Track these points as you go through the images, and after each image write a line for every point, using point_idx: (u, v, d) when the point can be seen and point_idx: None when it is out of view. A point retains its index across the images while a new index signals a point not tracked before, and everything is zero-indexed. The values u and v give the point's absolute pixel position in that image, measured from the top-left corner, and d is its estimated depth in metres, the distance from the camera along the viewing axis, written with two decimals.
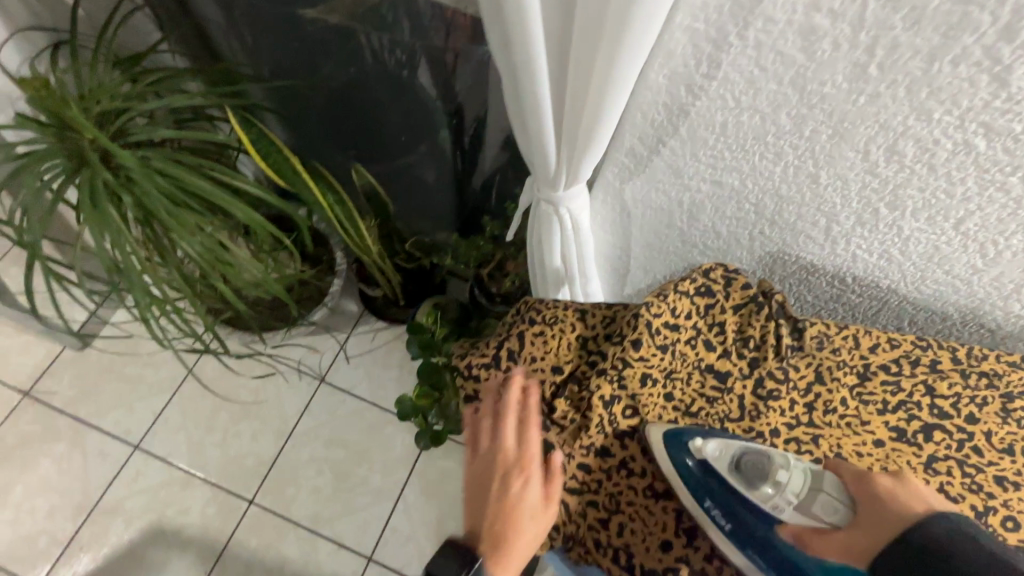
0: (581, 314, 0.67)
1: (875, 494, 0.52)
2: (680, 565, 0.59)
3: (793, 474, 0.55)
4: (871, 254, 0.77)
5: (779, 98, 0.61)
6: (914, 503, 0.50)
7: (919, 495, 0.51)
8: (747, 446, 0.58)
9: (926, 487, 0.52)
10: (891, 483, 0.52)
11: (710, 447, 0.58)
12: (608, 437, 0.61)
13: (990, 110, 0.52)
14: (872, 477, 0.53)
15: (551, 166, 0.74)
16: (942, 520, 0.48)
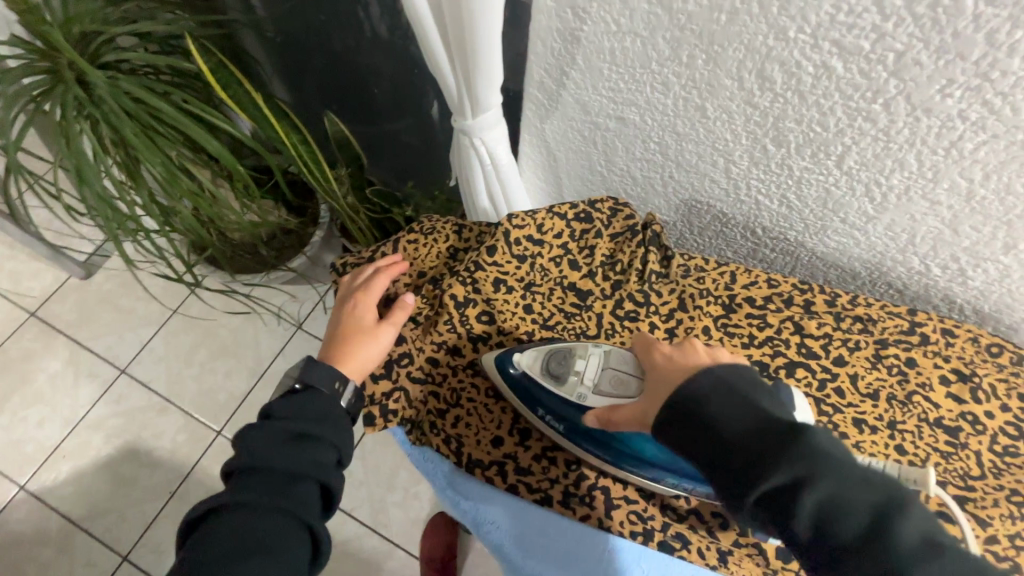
0: (457, 227, 0.70)
1: (656, 363, 0.55)
2: (509, 460, 0.64)
3: (588, 361, 0.60)
4: (772, 200, 0.77)
5: (652, 19, 0.62)
6: (681, 363, 0.53)
7: (687, 355, 0.54)
8: (555, 345, 0.63)
9: (702, 348, 0.55)
10: (669, 353, 0.55)
11: (525, 352, 0.62)
12: (458, 334, 0.65)
13: (837, 25, 0.52)
14: (655, 346, 0.56)
15: (453, 88, 0.77)
16: (705, 376, 0.51)
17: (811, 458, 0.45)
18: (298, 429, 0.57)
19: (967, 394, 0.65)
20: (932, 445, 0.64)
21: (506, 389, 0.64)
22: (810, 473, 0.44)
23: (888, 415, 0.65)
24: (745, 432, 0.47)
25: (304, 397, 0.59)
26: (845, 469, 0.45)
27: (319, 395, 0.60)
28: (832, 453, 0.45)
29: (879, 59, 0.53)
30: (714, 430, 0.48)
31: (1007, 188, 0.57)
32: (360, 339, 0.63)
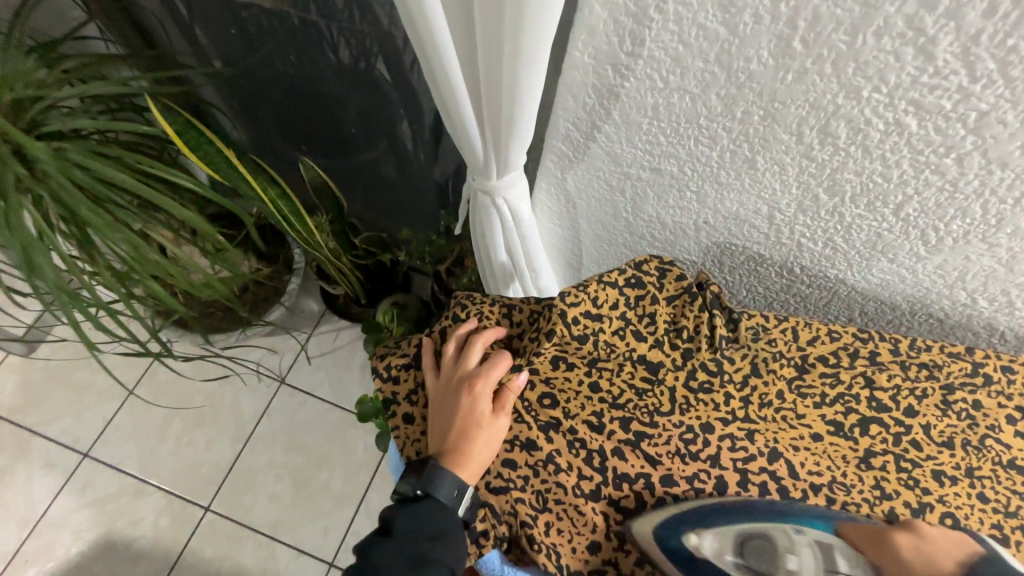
0: (507, 310, 0.65)
1: (906, 563, 0.48)
2: (608, 565, 0.61)
3: (803, 557, 0.50)
4: (816, 242, 0.74)
5: (707, 78, 0.57)
6: (945, 562, 0.47)
7: (943, 550, 0.48)
8: (743, 529, 0.54)
9: (939, 534, 0.49)
10: (913, 543, 0.49)
11: (707, 539, 0.54)
12: (530, 426, 0.60)
13: (919, 87, 0.49)
14: (889, 538, 0.50)
15: (478, 151, 0.71)
16: None
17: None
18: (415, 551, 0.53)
19: None
20: (1010, 488, 0.63)
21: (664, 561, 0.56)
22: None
23: (966, 463, 0.64)
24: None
25: (425, 507, 0.55)
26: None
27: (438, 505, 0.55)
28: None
29: (959, 118, 0.50)
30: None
31: None
32: (476, 429, 0.57)
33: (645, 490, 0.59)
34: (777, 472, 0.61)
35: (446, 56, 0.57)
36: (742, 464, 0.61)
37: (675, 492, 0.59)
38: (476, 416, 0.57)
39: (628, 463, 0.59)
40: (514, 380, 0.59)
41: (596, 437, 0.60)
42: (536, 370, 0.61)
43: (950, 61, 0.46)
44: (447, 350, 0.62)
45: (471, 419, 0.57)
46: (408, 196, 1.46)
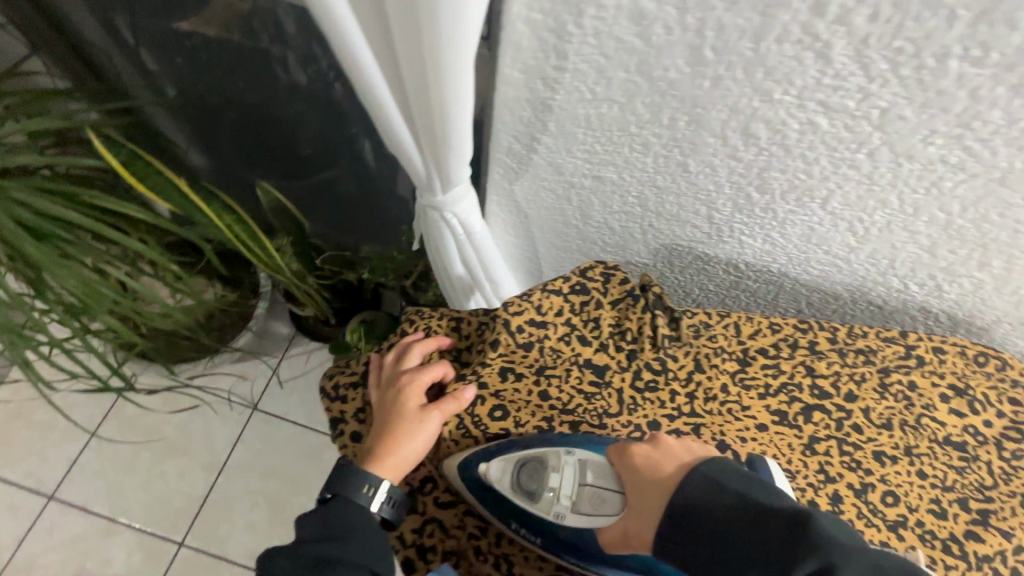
0: (455, 323, 0.66)
1: (634, 467, 0.51)
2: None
3: (563, 475, 0.55)
4: (755, 239, 0.77)
5: (631, 87, 0.59)
6: (666, 464, 0.50)
7: (668, 454, 0.51)
8: (522, 456, 0.57)
9: (675, 441, 0.53)
10: (648, 451, 0.51)
11: (493, 468, 0.56)
12: (478, 438, 0.60)
13: (823, 88, 0.52)
14: (629, 449, 0.52)
15: (420, 168, 0.72)
16: (691, 477, 0.48)
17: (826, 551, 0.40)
18: (320, 554, 0.52)
19: (966, 407, 0.68)
20: (948, 464, 0.66)
21: (467, 496, 0.59)
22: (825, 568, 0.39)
23: (906, 442, 0.66)
24: (761, 531, 0.43)
25: (334, 508, 0.56)
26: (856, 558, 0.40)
27: (351, 505, 0.56)
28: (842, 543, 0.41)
29: (864, 116, 0.53)
30: (719, 530, 0.44)
31: (981, 218, 0.60)
32: (409, 430, 0.58)
33: None
34: None
35: (373, 84, 0.58)
36: None
37: None
38: (411, 413, 0.59)
39: None
40: (462, 392, 0.60)
41: None
42: (483, 381, 0.61)
43: (848, 63, 0.49)
44: (391, 355, 0.63)
45: (406, 415, 0.58)
46: (370, 214, 1.46)
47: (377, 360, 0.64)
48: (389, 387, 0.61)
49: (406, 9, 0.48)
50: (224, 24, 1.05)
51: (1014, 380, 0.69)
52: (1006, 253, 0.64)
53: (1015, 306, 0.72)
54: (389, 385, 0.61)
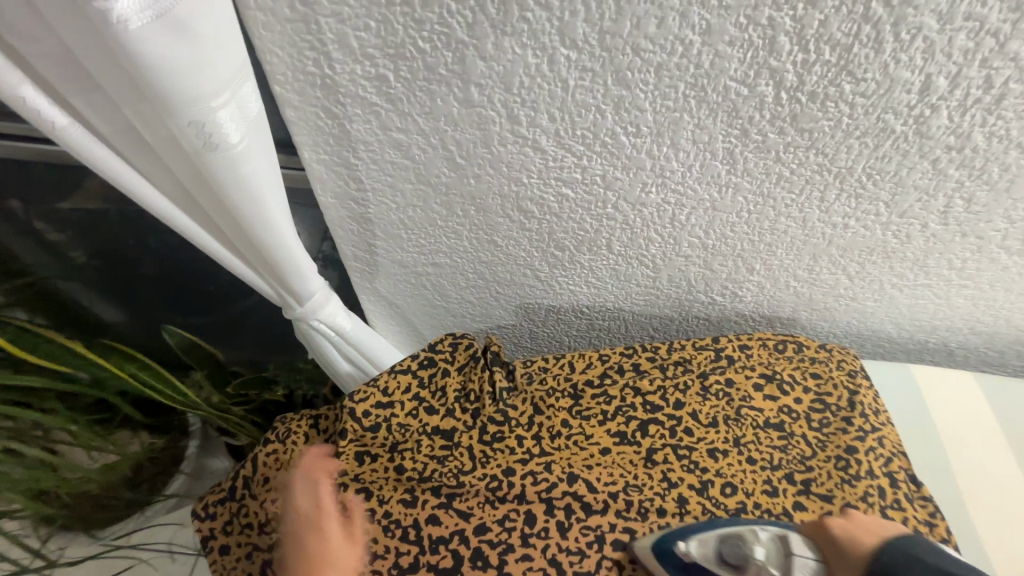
0: (314, 421, 0.72)
1: (835, 538, 0.54)
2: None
3: (766, 549, 0.56)
4: (581, 286, 0.89)
5: (421, 194, 0.73)
6: (867, 538, 0.53)
7: (866, 528, 0.55)
8: (722, 534, 0.60)
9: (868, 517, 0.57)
10: (845, 525, 0.55)
11: (691, 549, 0.61)
12: (342, 525, 0.65)
13: (553, 169, 0.66)
14: (826, 523, 0.56)
15: (266, 287, 0.82)
16: (886, 552, 0.51)
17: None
18: None
19: (777, 390, 0.79)
20: (770, 444, 0.75)
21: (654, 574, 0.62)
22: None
23: (733, 434, 0.75)
24: None
25: None
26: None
27: None
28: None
29: (593, 182, 0.67)
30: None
31: (723, 235, 0.74)
32: (307, 524, 0.63)
33: (461, 547, 0.65)
34: (578, 492, 0.69)
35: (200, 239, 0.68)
36: (543, 492, 0.69)
37: (488, 538, 0.65)
38: (307, 505, 0.65)
39: (442, 527, 0.65)
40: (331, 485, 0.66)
41: (410, 512, 0.66)
42: (342, 470, 0.68)
43: (557, 150, 0.63)
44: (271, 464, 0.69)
45: (302, 509, 0.64)
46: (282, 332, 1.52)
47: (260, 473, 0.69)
48: (267, 493, 0.67)
49: (207, 184, 0.59)
50: (104, 196, 1.17)
51: (811, 357, 0.82)
52: (758, 258, 0.78)
53: (798, 297, 0.86)
54: (269, 490, 0.67)
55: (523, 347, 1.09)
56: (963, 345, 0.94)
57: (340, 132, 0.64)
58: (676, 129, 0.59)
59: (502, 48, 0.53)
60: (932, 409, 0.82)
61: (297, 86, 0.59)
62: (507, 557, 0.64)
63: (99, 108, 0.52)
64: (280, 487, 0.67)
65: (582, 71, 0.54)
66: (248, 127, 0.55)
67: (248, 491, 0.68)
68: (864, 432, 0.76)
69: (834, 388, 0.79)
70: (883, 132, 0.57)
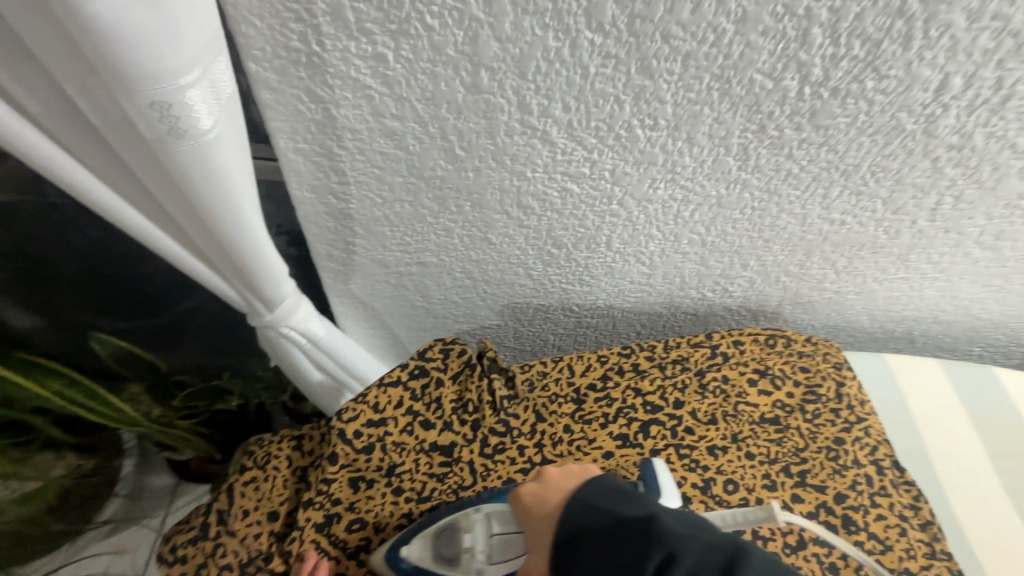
0: (297, 442, 0.63)
1: (525, 507, 0.54)
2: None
3: (475, 533, 0.57)
4: (573, 284, 0.86)
5: (412, 188, 0.66)
6: (551, 497, 0.53)
7: (554, 484, 0.54)
8: (440, 525, 0.59)
9: (559, 472, 0.56)
10: (537, 489, 0.55)
11: (413, 549, 0.58)
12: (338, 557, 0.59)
13: (560, 163, 0.62)
14: (519, 491, 0.55)
15: (232, 294, 0.73)
16: (569, 506, 0.51)
17: (667, 542, 0.45)
18: None
19: (770, 385, 0.79)
20: (769, 440, 0.76)
21: None
22: (668, 556, 0.44)
23: (732, 432, 0.75)
24: (610, 542, 0.47)
25: None
26: (686, 537, 0.45)
27: None
28: (677, 531, 0.46)
29: (600, 177, 0.64)
30: (600, 548, 0.47)
31: (723, 232, 0.73)
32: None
33: None
34: None
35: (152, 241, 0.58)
36: None
37: None
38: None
39: None
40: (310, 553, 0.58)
41: None
42: (334, 500, 0.60)
43: (567, 143, 0.59)
44: (257, 495, 0.60)
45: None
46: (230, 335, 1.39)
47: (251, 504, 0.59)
48: (252, 527, 0.59)
49: (160, 173, 0.50)
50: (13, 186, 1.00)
51: (800, 350, 0.83)
52: (754, 254, 0.78)
53: (785, 291, 0.87)
54: (253, 525, 0.59)
55: (506, 347, 1.05)
56: (924, 333, 0.99)
57: (324, 118, 0.57)
58: (694, 123, 0.56)
59: (521, 29, 0.47)
60: (908, 397, 0.85)
61: (278, 64, 0.51)
62: None
63: (18, 75, 0.43)
64: (268, 520, 0.59)
65: (606, 58, 0.50)
66: (220, 111, 0.46)
67: (225, 529, 0.58)
68: (850, 423, 0.78)
69: (823, 381, 0.81)
70: (894, 130, 0.57)
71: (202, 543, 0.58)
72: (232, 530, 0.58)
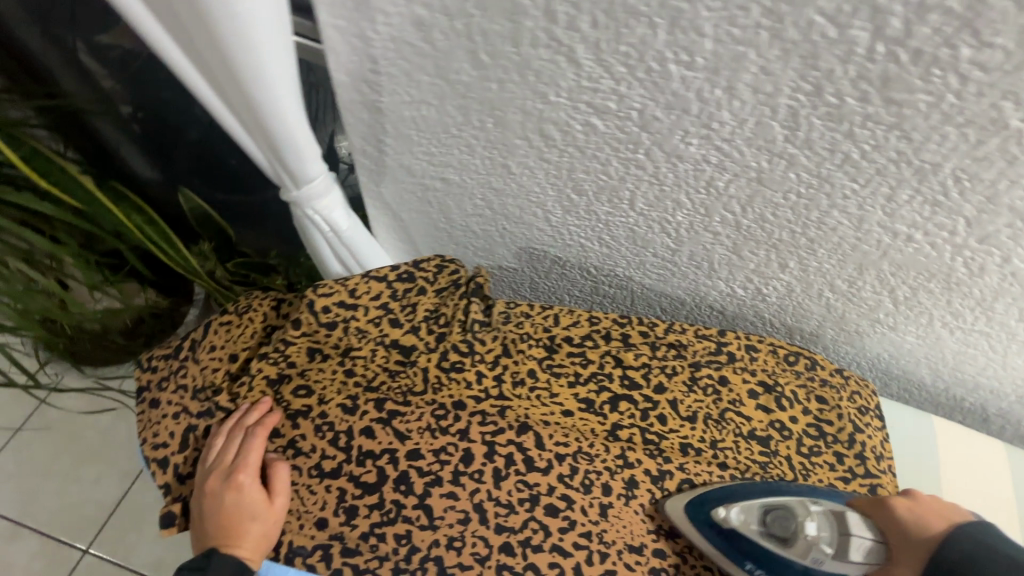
0: (275, 302, 0.67)
1: (892, 516, 0.57)
2: (334, 542, 0.60)
3: (819, 522, 0.57)
4: (593, 242, 0.81)
5: (438, 90, 0.65)
6: (935, 520, 0.55)
7: (933, 509, 0.57)
8: (767, 503, 0.61)
9: (928, 498, 0.58)
10: (907, 504, 0.57)
11: (733, 512, 0.61)
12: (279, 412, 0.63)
13: (585, 90, 0.57)
14: (887, 502, 0.58)
15: (262, 160, 0.77)
16: (963, 536, 0.53)
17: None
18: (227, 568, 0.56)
19: (773, 403, 0.70)
20: (750, 458, 0.68)
21: (698, 539, 0.62)
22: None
23: (710, 435, 0.68)
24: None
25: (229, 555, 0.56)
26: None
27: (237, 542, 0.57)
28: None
29: (627, 117, 0.58)
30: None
31: (761, 217, 0.65)
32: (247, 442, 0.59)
33: (388, 465, 0.62)
34: (524, 444, 0.64)
35: (185, 75, 0.64)
36: (488, 435, 0.64)
37: (419, 464, 0.62)
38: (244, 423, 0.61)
39: (375, 442, 0.62)
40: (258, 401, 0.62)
41: (347, 418, 0.63)
42: (290, 361, 0.64)
43: (593, 67, 0.54)
44: (224, 334, 0.65)
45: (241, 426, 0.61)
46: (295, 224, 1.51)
47: (222, 342, 0.65)
48: (215, 360, 0.64)
49: (191, 11, 0.53)
50: None
51: (823, 379, 0.72)
52: (796, 255, 0.68)
53: (829, 310, 0.76)
54: (217, 357, 0.64)
55: (522, 294, 1.03)
56: (1002, 413, 0.83)
57: None
58: (735, 68, 0.49)
59: None
60: (944, 476, 0.72)
61: None
62: (434, 487, 0.62)
63: None
64: (233, 360, 0.64)
65: None
66: None
67: (196, 358, 0.64)
68: (853, 474, 0.68)
69: (838, 419, 0.70)
70: (992, 125, 0.45)
71: (172, 362, 0.65)
72: (195, 358, 0.64)
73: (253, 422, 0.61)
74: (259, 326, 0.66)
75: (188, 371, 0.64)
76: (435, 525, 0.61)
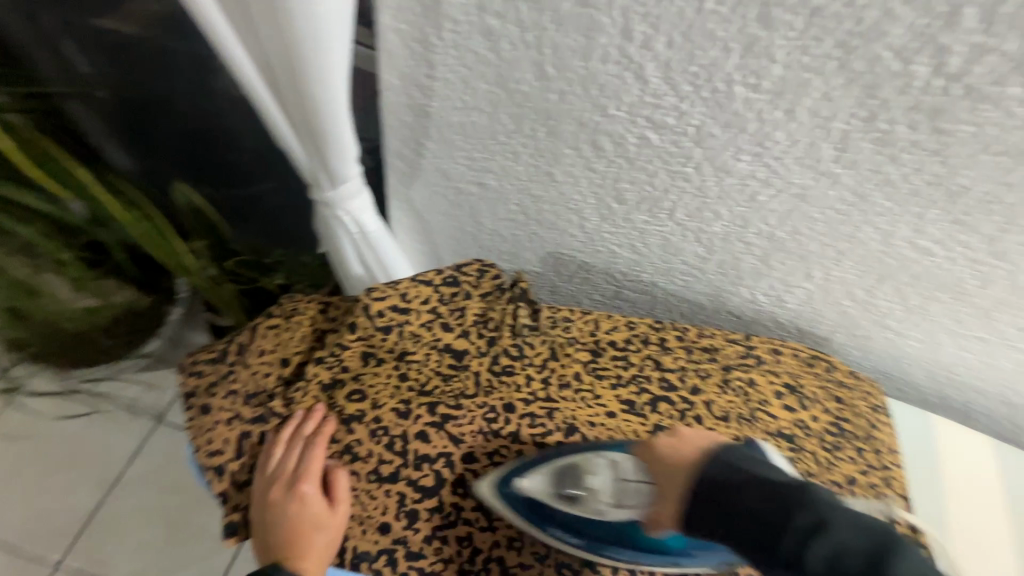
0: (323, 306, 0.68)
1: (661, 458, 0.57)
2: (397, 546, 0.63)
3: (602, 476, 0.61)
4: (624, 249, 0.84)
5: (493, 97, 0.66)
6: (686, 452, 0.56)
7: (690, 443, 0.57)
8: (563, 465, 0.62)
9: (694, 432, 0.59)
10: (671, 442, 0.58)
11: (533, 479, 0.62)
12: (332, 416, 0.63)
13: (646, 106, 0.60)
14: (654, 443, 0.58)
15: (303, 159, 0.76)
16: (710, 464, 0.53)
17: (820, 510, 0.45)
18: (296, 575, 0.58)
19: (797, 403, 0.75)
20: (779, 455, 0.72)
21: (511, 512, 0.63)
22: (819, 524, 0.45)
23: (744, 434, 0.72)
24: (759, 504, 0.48)
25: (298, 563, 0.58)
26: (840, 514, 0.46)
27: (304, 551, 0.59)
28: (831, 505, 0.46)
29: (683, 132, 0.61)
30: (732, 506, 0.49)
31: (796, 230, 0.69)
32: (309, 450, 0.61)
33: (445, 468, 0.63)
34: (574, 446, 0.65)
35: (241, 70, 0.63)
36: (539, 437, 0.65)
37: (475, 467, 0.64)
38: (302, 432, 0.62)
39: (430, 447, 0.63)
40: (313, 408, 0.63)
41: (400, 423, 0.63)
42: (344, 366, 0.65)
43: (659, 84, 0.57)
44: (272, 338, 0.66)
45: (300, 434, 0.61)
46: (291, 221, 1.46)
47: (269, 346, 0.66)
48: (266, 365, 0.65)
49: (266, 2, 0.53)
50: None
51: (840, 380, 0.78)
52: (822, 265, 0.73)
53: (842, 316, 0.81)
54: (266, 361, 0.65)
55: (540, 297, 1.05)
56: (984, 411, 0.91)
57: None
58: (799, 93, 0.53)
59: None
60: (944, 469, 0.79)
61: None
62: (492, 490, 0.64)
63: None
64: (282, 362, 0.66)
65: None
66: None
67: (247, 362, 0.65)
68: (871, 467, 0.74)
69: (854, 417, 0.76)
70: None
71: (220, 368, 0.66)
72: (246, 362, 0.65)
73: (311, 430, 0.62)
74: (310, 330, 0.67)
75: (239, 376, 0.65)
76: (492, 525, 0.65)
